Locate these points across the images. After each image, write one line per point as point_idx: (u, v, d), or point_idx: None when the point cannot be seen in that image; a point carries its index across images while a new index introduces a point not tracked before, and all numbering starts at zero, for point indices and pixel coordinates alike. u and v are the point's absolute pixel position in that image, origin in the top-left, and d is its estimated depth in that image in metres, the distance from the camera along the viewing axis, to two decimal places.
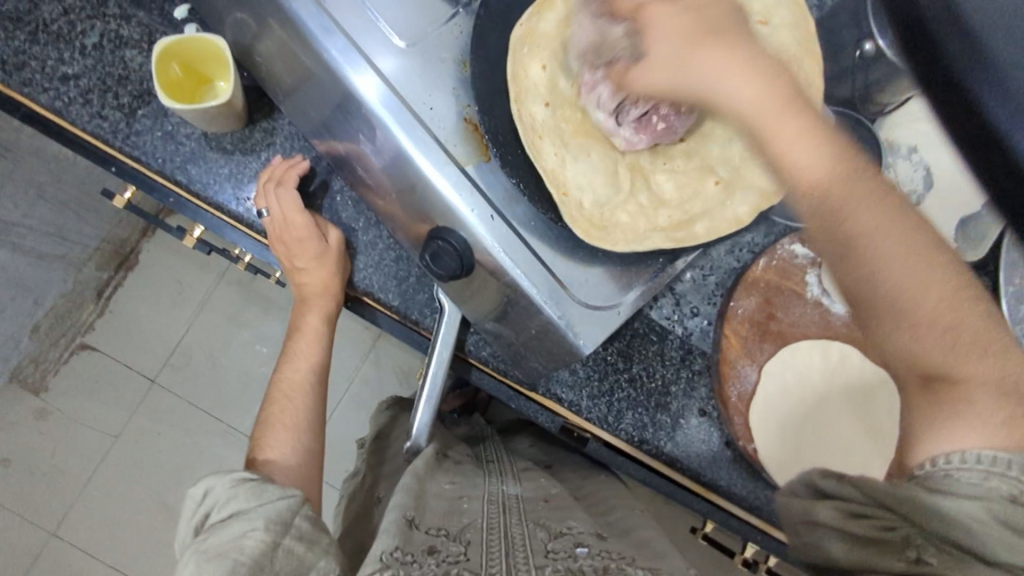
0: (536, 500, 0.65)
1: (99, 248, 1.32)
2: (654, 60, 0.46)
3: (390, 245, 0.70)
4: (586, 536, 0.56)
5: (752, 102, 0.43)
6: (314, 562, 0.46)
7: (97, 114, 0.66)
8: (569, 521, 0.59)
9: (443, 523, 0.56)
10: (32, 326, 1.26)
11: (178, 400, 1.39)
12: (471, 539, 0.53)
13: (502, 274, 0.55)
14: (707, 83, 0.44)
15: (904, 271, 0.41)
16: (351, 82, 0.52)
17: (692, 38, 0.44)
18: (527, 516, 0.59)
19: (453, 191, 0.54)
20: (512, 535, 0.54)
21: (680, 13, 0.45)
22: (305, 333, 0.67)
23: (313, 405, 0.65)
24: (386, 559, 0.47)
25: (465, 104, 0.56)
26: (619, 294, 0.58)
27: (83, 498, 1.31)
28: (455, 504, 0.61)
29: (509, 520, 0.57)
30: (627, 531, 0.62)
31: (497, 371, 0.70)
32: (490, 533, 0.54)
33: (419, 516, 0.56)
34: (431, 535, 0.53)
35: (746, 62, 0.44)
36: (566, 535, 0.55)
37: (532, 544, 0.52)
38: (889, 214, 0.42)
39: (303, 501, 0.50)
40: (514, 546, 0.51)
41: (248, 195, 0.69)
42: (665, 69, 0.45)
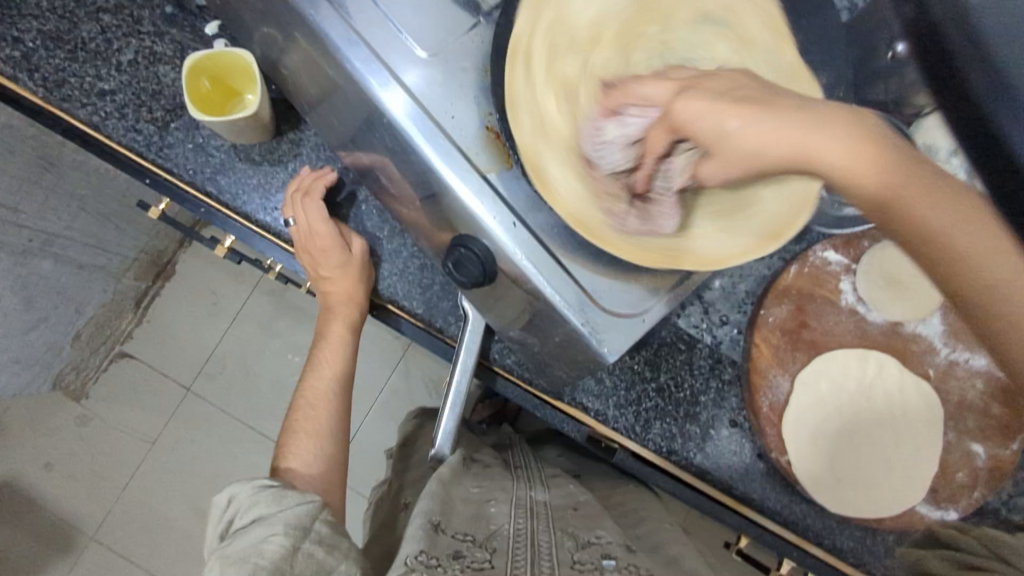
0: (565, 508, 0.64)
1: (138, 259, 1.36)
2: (727, 150, 0.44)
3: (414, 254, 0.70)
4: (615, 547, 0.55)
5: (844, 162, 0.40)
6: (334, 566, 0.46)
7: (132, 128, 0.68)
8: (597, 531, 0.58)
9: (470, 528, 0.56)
10: (74, 335, 1.29)
11: (213, 408, 1.41)
12: (498, 546, 0.53)
13: (525, 280, 0.55)
14: (798, 151, 0.42)
15: (950, 216, 0.34)
16: (377, 95, 0.53)
17: (727, 110, 0.44)
18: (555, 524, 0.58)
19: (475, 200, 0.54)
20: (539, 542, 0.53)
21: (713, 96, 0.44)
22: (329, 341, 0.67)
23: (335, 412, 0.65)
24: (411, 562, 0.48)
25: (487, 112, 0.56)
26: (644, 302, 0.57)
27: (120, 503, 1.35)
28: (482, 508, 0.61)
29: (537, 526, 0.57)
30: (657, 546, 0.61)
31: (522, 379, 0.69)
32: (517, 540, 0.54)
33: (446, 521, 0.56)
34: (457, 540, 0.53)
35: (813, 122, 0.42)
36: (594, 545, 0.54)
37: (558, 554, 0.51)
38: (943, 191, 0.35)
39: (322, 507, 0.51)
40: (541, 555, 0.50)
41: (276, 205, 0.70)
42: (739, 158, 0.44)
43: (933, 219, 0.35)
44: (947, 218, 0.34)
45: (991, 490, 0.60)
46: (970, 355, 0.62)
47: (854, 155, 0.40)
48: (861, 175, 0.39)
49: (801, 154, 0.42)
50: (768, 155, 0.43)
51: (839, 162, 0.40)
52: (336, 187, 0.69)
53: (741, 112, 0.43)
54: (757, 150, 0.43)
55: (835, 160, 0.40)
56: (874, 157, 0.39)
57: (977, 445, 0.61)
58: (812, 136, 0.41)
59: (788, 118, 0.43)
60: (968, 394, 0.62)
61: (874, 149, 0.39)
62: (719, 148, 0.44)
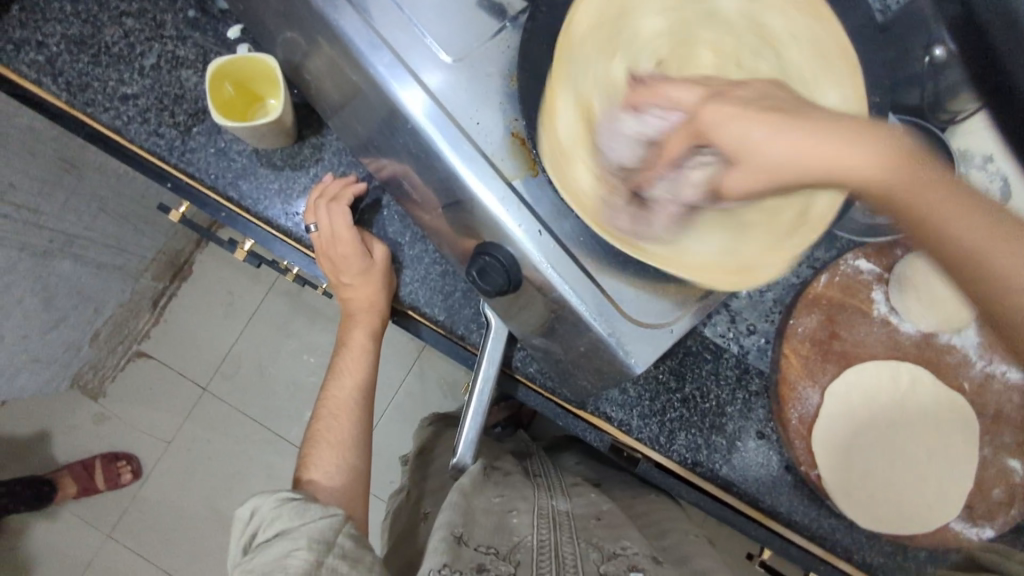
0: (587, 517, 0.63)
1: (156, 259, 1.37)
2: (750, 162, 0.42)
3: (436, 260, 0.69)
4: (642, 558, 0.54)
5: (876, 171, 0.38)
6: None
7: (154, 132, 0.68)
8: (622, 541, 0.57)
9: (493, 541, 0.55)
10: (92, 335, 1.28)
11: (230, 408, 1.42)
12: (521, 559, 0.53)
13: (550, 290, 0.54)
14: (830, 163, 0.40)
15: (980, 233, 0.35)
16: (397, 96, 0.52)
17: (776, 127, 0.41)
18: (579, 534, 0.57)
19: (501, 207, 0.53)
20: (563, 553, 0.52)
21: (738, 106, 0.43)
22: (351, 348, 0.67)
23: (357, 421, 0.64)
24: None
25: (512, 118, 0.55)
26: (672, 312, 0.56)
27: (136, 502, 1.37)
28: (504, 519, 0.60)
29: (560, 537, 0.56)
30: (684, 559, 0.60)
31: (544, 388, 0.68)
32: (541, 551, 0.53)
33: (468, 533, 0.55)
34: (480, 552, 0.52)
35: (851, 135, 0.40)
36: (620, 556, 0.53)
37: (585, 567, 0.50)
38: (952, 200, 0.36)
39: (344, 520, 0.50)
40: (564, 565, 0.50)
41: (297, 210, 0.70)
42: (767, 173, 0.42)
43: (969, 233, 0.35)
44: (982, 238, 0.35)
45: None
46: (1007, 366, 0.61)
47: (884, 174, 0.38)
48: (873, 180, 0.39)
49: (832, 168, 0.40)
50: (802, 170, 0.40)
51: (870, 172, 0.39)
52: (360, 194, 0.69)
53: (789, 127, 0.41)
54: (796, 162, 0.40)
55: (864, 177, 0.39)
56: (913, 167, 0.38)
57: (1014, 460, 0.60)
58: (845, 156, 0.39)
59: (830, 132, 0.40)
60: (1005, 408, 0.61)
61: (879, 141, 0.39)
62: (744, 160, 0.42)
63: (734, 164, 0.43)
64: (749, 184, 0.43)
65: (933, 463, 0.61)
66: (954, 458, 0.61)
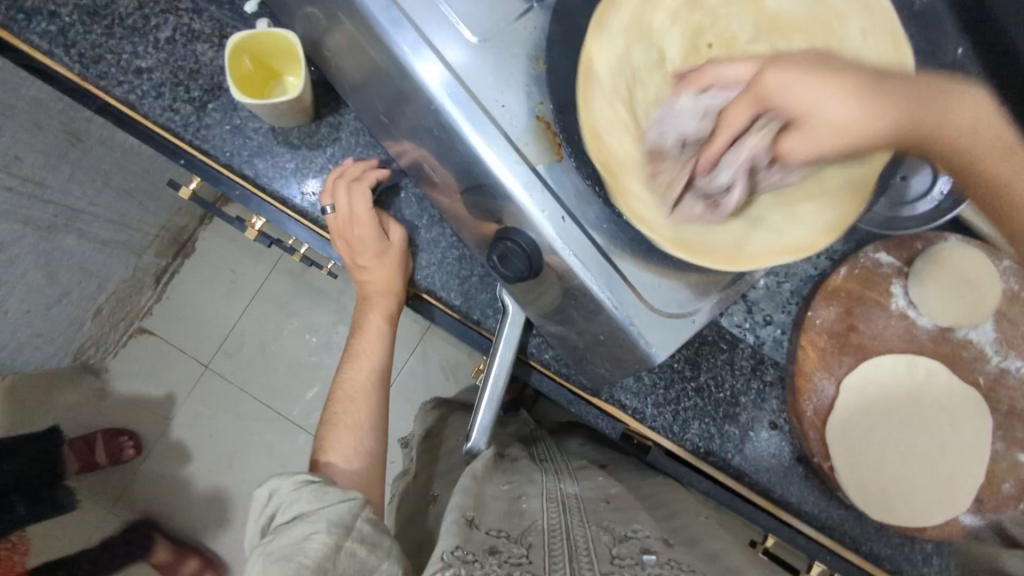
0: (596, 500, 0.64)
1: (160, 236, 1.36)
2: (816, 127, 0.47)
3: (453, 244, 0.69)
4: (653, 540, 0.54)
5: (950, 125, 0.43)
6: (376, 564, 0.46)
7: (168, 107, 0.67)
8: (632, 524, 0.57)
9: (504, 525, 0.55)
10: (95, 310, 1.27)
11: (233, 386, 1.43)
12: (533, 542, 0.52)
13: (571, 277, 0.53)
14: (910, 122, 0.44)
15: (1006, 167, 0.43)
16: (414, 70, 0.51)
17: (822, 82, 0.47)
18: (589, 518, 0.58)
19: (524, 191, 0.52)
20: (574, 536, 0.52)
21: (800, 76, 0.47)
22: (367, 331, 0.66)
23: (374, 405, 0.64)
24: (447, 557, 0.46)
25: (538, 101, 0.54)
26: (696, 301, 0.56)
27: (139, 477, 1.37)
28: (514, 504, 0.60)
29: (570, 521, 0.56)
30: (695, 540, 0.57)
31: (559, 374, 0.68)
32: (553, 535, 0.52)
33: (480, 516, 0.55)
34: (492, 536, 0.52)
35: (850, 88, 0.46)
36: (630, 538, 0.54)
37: (596, 548, 0.50)
38: None
39: (363, 505, 0.50)
40: (578, 551, 0.49)
41: (312, 190, 0.69)
42: (830, 134, 0.47)
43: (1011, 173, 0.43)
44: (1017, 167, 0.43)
45: None
46: None
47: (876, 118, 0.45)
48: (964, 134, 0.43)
49: (812, 106, 0.47)
50: (833, 130, 0.47)
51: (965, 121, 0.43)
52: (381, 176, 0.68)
53: (818, 74, 0.47)
54: (831, 133, 0.47)
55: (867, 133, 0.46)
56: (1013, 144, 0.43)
57: None
58: (921, 112, 0.44)
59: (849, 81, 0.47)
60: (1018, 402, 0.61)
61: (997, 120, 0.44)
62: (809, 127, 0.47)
63: (794, 128, 0.48)
64: (808, 149, 0.48)
65: (951, 474, 0.61)
66: (971, 467, 0.61)
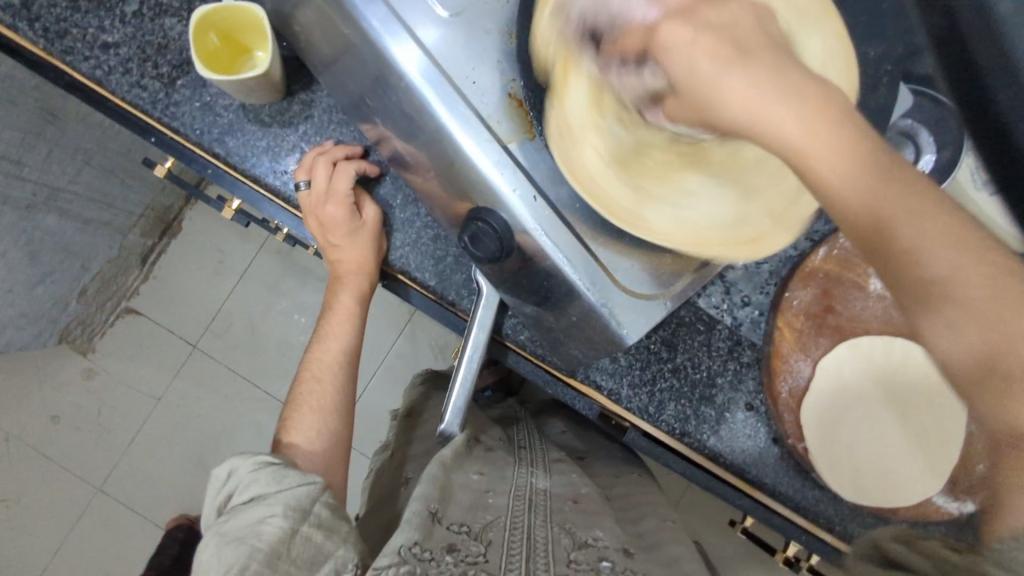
0: (564, 499, 0.64)
1: (144, 215, 1.36)
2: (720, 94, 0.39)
3: (428, 224, 0.68)
4: (613, 550, 0.55)
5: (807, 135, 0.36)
6: (331, 550, 0.47)
7: (136, 84, 0.65)
8: (595, 531, 0.58)
9: (467, 519, 0.56)
10: (79, 291, 1.28)
11: (220, 367, 1.42)
12: (493, 539, 0.53)
13: (544, 258, 0.53)
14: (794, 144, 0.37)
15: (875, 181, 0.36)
16: (391, 53, 0.50)
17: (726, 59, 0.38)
18: (553, 518, 0.58)
19: (495, 170, 0.51)
20: (535, 537, 0.53)
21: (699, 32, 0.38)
22: (338, 312, 0.66)
23: (342, 385, 0.64)
24: (403, 552, 0.47)
25: (510, 78, 0.53)
26: (669, 284, 0.55)
27: (126, 457, 1.37)
28: (480, 498, 0.60)
29: (532, 519, 0.57)
30: (656, 545, 0.63)
31: (535, 356, 0.68)
32: (513, 533, 0.53)
33: (443, 510, 0.55)
34: (452, 532, 0.52)
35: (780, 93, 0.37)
36: (591, 545, 0.54)
37: (554, 550, 0.51)
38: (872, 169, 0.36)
39: (320, 491, 0.51)
40: (536, 551, 0.50)
41: (286, 168, 0.68)
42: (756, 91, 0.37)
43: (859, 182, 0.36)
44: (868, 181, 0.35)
45: None
46: None
47: (817, 137, 0.36)
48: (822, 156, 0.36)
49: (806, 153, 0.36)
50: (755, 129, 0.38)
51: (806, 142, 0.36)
52: (361, 157, 0.67)
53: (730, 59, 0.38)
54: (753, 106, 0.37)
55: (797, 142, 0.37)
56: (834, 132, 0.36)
57: None
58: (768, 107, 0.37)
59: (773, 78, 0.37)
60: None
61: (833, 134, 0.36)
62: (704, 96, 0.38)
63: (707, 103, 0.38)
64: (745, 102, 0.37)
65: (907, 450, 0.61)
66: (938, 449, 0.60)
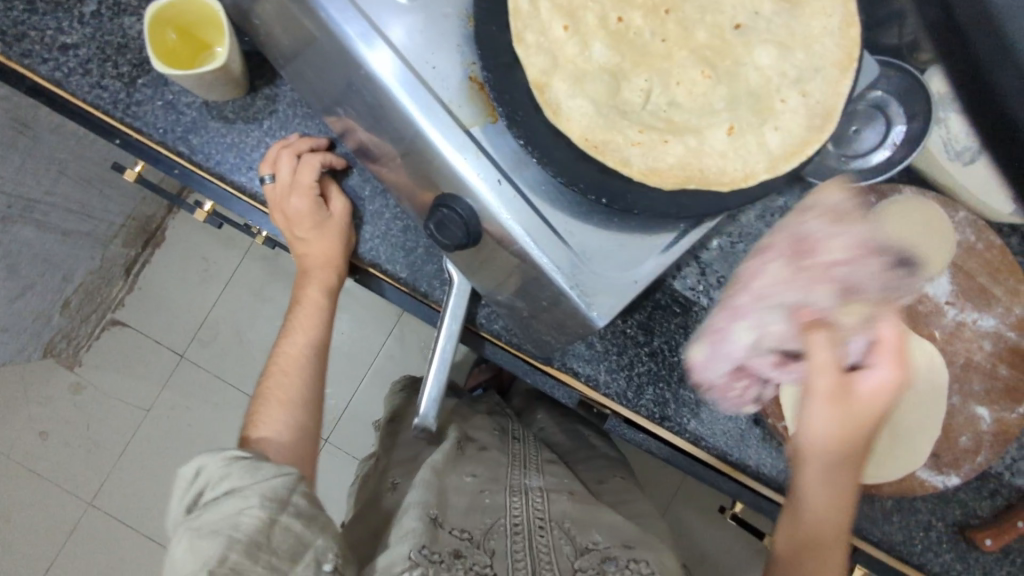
0: (563, 491, 0.69)
1: (126, 225, 1.35)
2: (827, 362, 0.51)
3: (397, 215, 0.67)
4: (614, 548, 0.61)
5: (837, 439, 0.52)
6: (313, 539, 0.48)
7: (97, 84, 0.64)
8: (593, 533, 0.62)
9: (466, 523, 0.60)
10: (62, 303, 1.26)
11: (209, 375, 1.40)
12: (495, 547, 0.58)
13: (511, 242, 0.52)
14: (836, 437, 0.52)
15: (824, 414, 0.52)
16: (365, 60, 0.50)
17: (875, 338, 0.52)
18: (552, 517, 0.63)
19: (459, 156, 0.51)
20: (537, 545, 0.58)
21: (863, 402, 0.51)
22: (305, 305, 0.65)
23: (311, 380, 0.63)
24: (415, 556, 0.53)
25: (470, 61, 0.52)
26: (635, 264, 0.54)
27: (116, 470, 1.35)
28: (477, 500, 0.64)
29: (532, 521, 0.62)
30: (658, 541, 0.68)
31: (511, 345, 0.67)
32: (514, 541, 0.59)
33: (443, 514, 0.60)
34: (455, 537, 0.57)
35: (844, 410, 0.51)
36: (593, 549, 0.59)
37: (558, 560, 0.57)
38: (841, 409, 0.51)
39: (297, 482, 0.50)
40: (540, 559, 0.56)
41: (252, 165, 0.67)
42: (831, 412, 0.51)
43: (819, 410, 0.52)
44: (832, 418, 0.51)
45: (994, 452, 0.64)
46: (977, 314, 0.65)
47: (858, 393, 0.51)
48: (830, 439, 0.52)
49: (854, 387, 0.51)
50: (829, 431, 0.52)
51: (833, 430, 0.52)
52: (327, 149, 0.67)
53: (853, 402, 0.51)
54: (843, 415, 0.51)
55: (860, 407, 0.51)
56: (839, 393, 0.51)
57: (982, 408, 0.65)
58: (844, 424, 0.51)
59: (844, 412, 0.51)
60: (975, 355, 0.65)
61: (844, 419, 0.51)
62: (846, 399, 0.51)
63: (843, 394, 0.51)
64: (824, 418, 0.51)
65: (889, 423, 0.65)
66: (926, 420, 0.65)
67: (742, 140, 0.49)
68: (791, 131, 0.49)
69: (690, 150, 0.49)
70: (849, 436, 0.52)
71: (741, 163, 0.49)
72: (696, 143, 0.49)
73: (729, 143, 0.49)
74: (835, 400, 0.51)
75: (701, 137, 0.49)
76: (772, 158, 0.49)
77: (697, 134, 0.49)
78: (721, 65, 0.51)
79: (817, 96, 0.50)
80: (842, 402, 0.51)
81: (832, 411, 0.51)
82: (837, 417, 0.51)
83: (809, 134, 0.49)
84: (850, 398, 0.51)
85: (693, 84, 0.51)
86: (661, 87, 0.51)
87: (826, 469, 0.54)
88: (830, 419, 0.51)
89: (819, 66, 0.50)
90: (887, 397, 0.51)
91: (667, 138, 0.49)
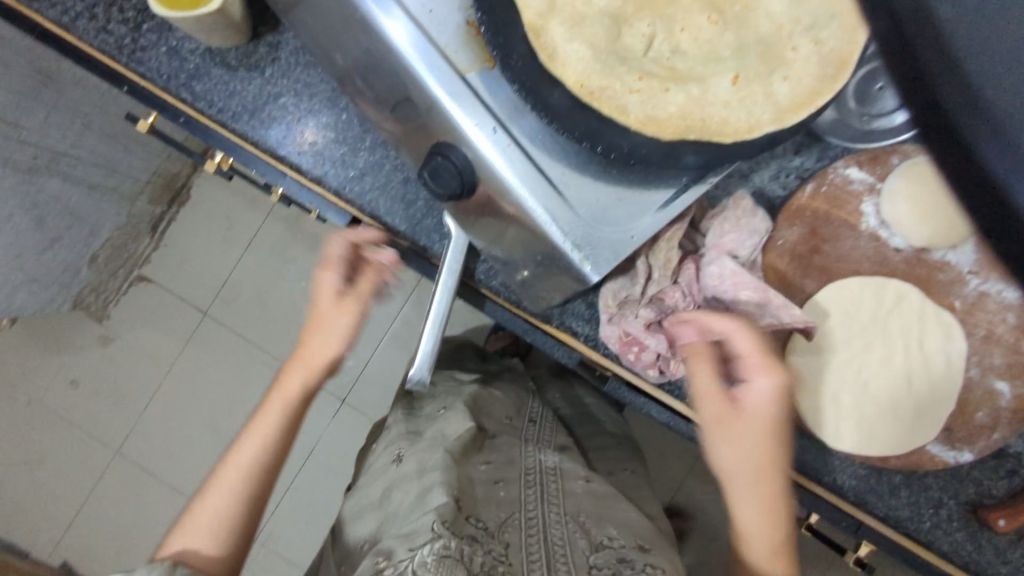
0: (577, 477, 0.72)
1: (151, 182, 1.38)
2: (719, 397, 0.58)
3: (397, 167, 0.67)
4: (629, 549, 0.62)
5: (744, 464, 0.57)
6: None
7: (103, 29, 0.64)
8: (609, 528, 0.64)
9: (485, 514, 0.60)
10: (90, 256, 1.29)
11: (231, 333, 1.42)
12: (510, 540, 0.58)
13: (505, 193, 0.50)
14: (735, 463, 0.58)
15: (727, 441, 0.58)
16: (381, 27, 0.49)
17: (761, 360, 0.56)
18: (567, 507, 0.65)
19: (453, 104, 0.49)
20: (552, 538, 0.60)
21: (751, 421, 0.57)
22: (259, 425, 0.64)
23: (247, 495, 0.62)
24: (437, 528, 0.54)
25: (466, 5, 0.50)
26: (632, 220, 0.53)
27: (142, 421, 1.39)
28: (492, 491, 0.64)
29: (548, 515, 0.63)
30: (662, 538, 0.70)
31: (510, 302, 0.67)
32: (531, 534, 0.60)
33: (465, 502, 0.60)
34: (474, 526, 0.57)
35: (738, 436, 0.57)
36: (608, 547, 0.61)
37: (574, 556, 0.58)
38: (732, 432, 0.57)
39: None
40: (556, 555, 0.57)
41: (255, 114, 0.66)
42: (734, 438, 0.57)
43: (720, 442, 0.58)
44: (732, 444, 0.57)
45: (1011, 430, 0.64)
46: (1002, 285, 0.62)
47: (748, 420, 0.57)
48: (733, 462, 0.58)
49: (747, 415, 0.57)
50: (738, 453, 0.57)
51: (735, 453, 0.57)
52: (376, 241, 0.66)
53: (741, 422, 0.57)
54: (732, 439, 0.57)
55: (753, 430, 0.57)
56: (733, 418, 0.57)
57: (1001, 382, 0.64)
58: (745, 451, 0.57)
59: (738, 433, 0.57)
60: (997, 328, 0.63)
61: (749, 442, 0.57)
62: (737, 420, 0.57)
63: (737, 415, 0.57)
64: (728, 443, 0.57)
65: (898, 405, 0.65)
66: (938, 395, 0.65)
67: (747, 90, 0.47)
68: (800, 83, 0.47)
69: (693, 99, 0.47)
70: (757, 454, 0.57)
71: (747, 113, 0.46)
72: (699, 92, 0.47)
73: (734, 91, 0.47)
74: (731, 427, 0.57)
75: (706, 87, 0.47)
76: (779, 109, 0.46)
77: (702, 85, 0.47)
78: (730, 11, 0.48)
79: (831, 44, 0.47)
80: (736, 426, 0.57)
81: (729, 437, 0.57)
82: (737, 440, 0.57)
83: (818, 87, 0.46)
84: (741, 415, 0.57)
85: (699, 29, 0.48)
86: (665, 33, 0.48)
87: (745, 491, 0.58)
88: (727, 443, 0.57)
89: (835, 12, 0.47)
90: (769, 404, 0.56)
91: (667, 87, 0.47)
